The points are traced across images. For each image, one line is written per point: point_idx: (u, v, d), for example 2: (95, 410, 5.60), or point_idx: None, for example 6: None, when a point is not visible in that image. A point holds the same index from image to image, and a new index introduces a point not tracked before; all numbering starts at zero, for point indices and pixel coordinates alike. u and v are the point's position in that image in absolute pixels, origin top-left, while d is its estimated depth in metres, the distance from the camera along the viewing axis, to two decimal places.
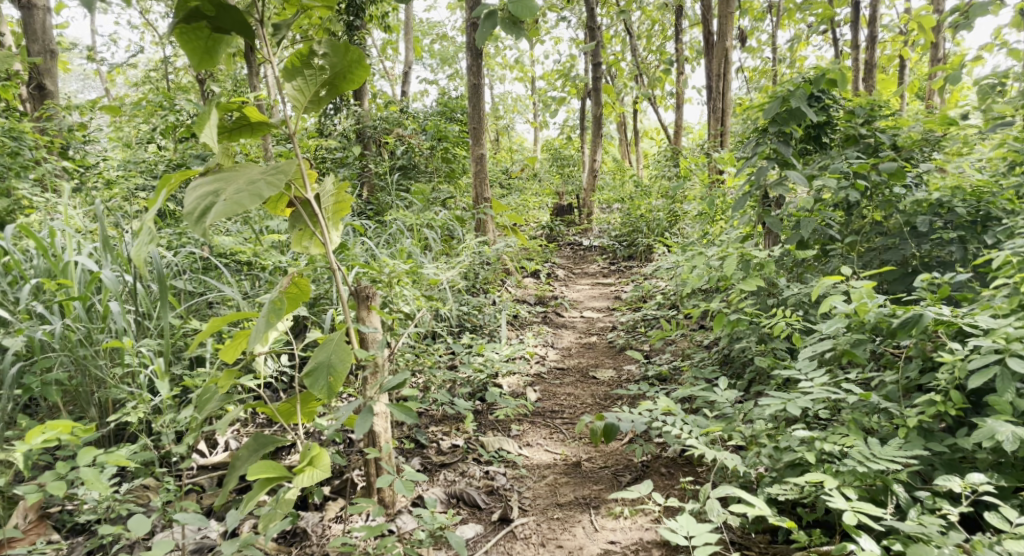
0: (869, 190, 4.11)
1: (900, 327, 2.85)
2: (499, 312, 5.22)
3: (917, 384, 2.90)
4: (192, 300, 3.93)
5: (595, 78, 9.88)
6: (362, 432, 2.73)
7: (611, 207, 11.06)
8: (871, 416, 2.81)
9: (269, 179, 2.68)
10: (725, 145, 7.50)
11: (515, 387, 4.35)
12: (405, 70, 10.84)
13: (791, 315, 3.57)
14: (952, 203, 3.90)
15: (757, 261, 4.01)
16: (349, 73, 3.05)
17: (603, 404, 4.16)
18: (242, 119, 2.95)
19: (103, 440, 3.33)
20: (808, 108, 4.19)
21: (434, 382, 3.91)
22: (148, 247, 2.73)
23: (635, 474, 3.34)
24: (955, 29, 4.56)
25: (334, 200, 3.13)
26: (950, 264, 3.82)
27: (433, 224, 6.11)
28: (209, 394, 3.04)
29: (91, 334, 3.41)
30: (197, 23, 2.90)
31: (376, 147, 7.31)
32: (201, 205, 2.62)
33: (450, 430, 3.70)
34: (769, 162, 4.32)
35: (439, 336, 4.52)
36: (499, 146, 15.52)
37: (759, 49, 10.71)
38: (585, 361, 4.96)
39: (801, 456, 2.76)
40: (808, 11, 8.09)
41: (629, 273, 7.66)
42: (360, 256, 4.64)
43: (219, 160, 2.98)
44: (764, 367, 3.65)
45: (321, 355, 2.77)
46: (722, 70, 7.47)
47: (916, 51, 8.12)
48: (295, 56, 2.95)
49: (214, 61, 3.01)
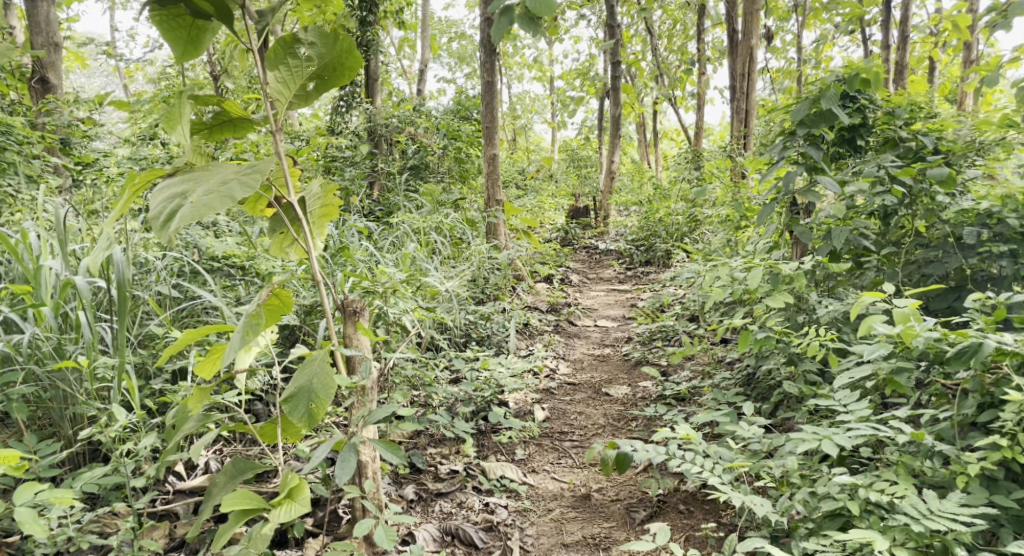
0: (908, 198, 3.79)
1: (957, 357, 2.56)
2: (508, 321, 4.92)
3: (975, 422, 2.59)
4: (178, 307, 3.65)
5: (614, 79, 9.56)
6: (347, 476, 2.45)
7: (629, 209, 10.73)
8: (923, 459, 2.50)
9: (242, 180, 2.42)
10: (748, 148, 7.20)
11: (522, 405, 4.05)
12: (421, 67, 10.58)
13: (824, 335, 3.25)
14: (1003, 213, 3.55)
15: (786, 274, 3.68)
16: (340, 65, 2.76)
17: (617, 427, 3.87)
18: (221, 114, 2.69)
19: (75, 460, 3.04)
20: (841, 109, 3.86)
21: (434, 400, 3.63)
22: (103, 252, 2.57)
23: (650, 511, 3.05)
24: (992, 27, 4.21)
25: (320, 204, 2.90)
26: (1001, 281, 3.49)
27: (442, 227, 5.81)
28: (185, 413, 2.81)
29: (62, 346, 3.12)
30: (174, 8, 2.63)
31: (387, 146, 7.03)
32: (167, 209, 2.37)
33: (449, 454, 3.41)
34: (798, 167, 3.99)
35: (442, 348, 4.24)
36: (517, 147, 15.21)
37: (783, 50, 10.37)
38: (598, 376, 4.65)
39: (843, 505, 2.47)
40: (834, 11, 7.77)
41: (646, 280, 7.33)
42: (361, 261, 4.36)
43: (193, 157, 2.72)
44: (793, 392, 3.34)
45: (301, 379, 2.51)
46: (746, 69, 7.18)
47: (948, 53, 7.78)
48: (278, 44, 2.65)
49: (199, 51, 2.75)
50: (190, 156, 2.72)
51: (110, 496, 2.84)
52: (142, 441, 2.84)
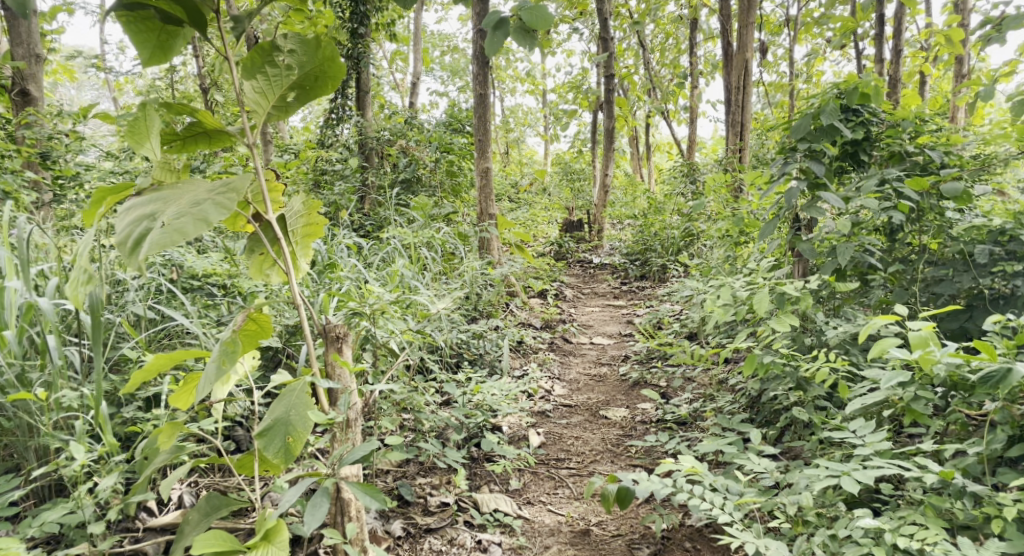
0: (915, 214, 3.65)
1: (984, 383, 2.41)
2: (501, 340, 4.74)
3: (1003, 457, 2.45)
4: (154, 328, 3.45)
5: (607, 92, 9.42)
6: (316, 524, 2.32)
7: (622, 222, 10.55)
8: (953, 501, 2.35)
9: (216, 201, 2.28)
10: (743, 161, 7.08)
11: (516, 430, 3.88)
12: (412, 80, 10.42)
13: (834, 359, 3.10)
14: (1016, 231, 3.40)
15: (792, 293, 3.52)
16: (321, 74, 2.58)
17: (615, 453, 3.70)
18: (195, 125, 2.52)
19: (40, 494, 2.83)
20: (842, 125, 3.73)
21: (424, 426, 3.45)
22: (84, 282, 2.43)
23: (654, 548, 2.89)
24: (989, 41, 4.12)
25: (303, 222, 2.74)
26: (1015, 301, 3.34)
27: (433, 242, 5.63)
28: (155, 446, 2.63)
29: (25, 374, 2.91)
30: (143, 10, 2.46)
31: (378, 159, 6.85)
32: (135, 233, 2.22)
33: (440, 485, 3.23)
34: (802, 183, 3.84)
35: (431, 370, 4.06)
36: (509, 160, 15.03)
37: (776, 63, 10.29)
38: (595, 397, 4.47)
39: (867, 551, 2.31)
40: (827, 25, 7.69)
41: (642, 295, 7.16)
42: (348, 279, 4.18)
43: (159, 174, 2.51)
44: (802, 419, 3.18)
45: (278, 410, 2.36)
46: (740, 82, 7.04)
47: (939, 67, 7.70)
48: (254, 52, 2.49)
49: (168, 56, 2.57)
50: (155, 170, 2.49)
51: (74, 536, 2.63)
52: (103, 480, 2.62)
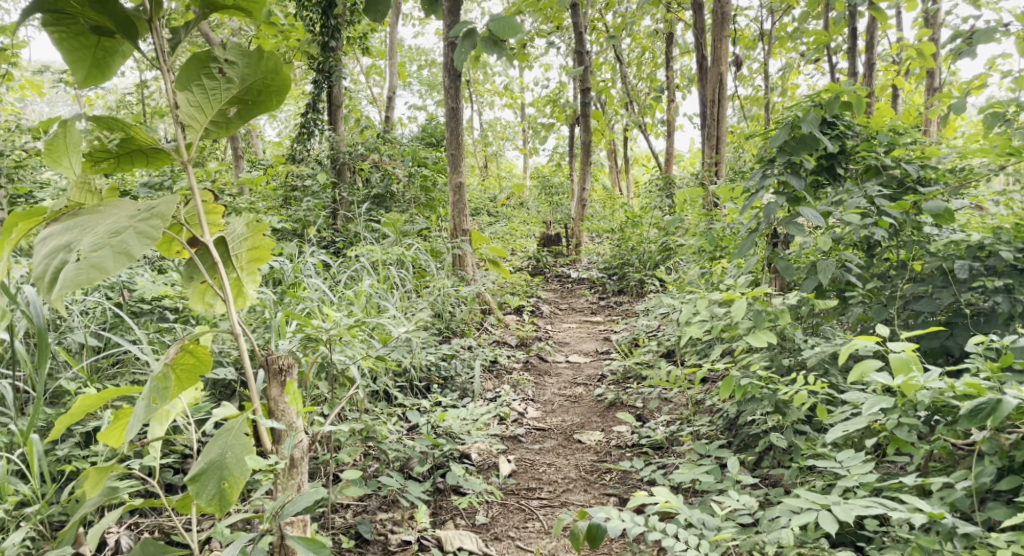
0: (894, 230, 3.53)
1: (974, 415, 2.28)
2: (473, 361, 4.56)
3: (991, 490, 2.32)
4: (98, 357, 3.24)
5: (583, 105, 9.17)
6: None
7: (601, 236, 10.42)
8: (943, 543, 2.21)
9: (137, 229, 2.10)
10: (719, 174, 6.99)
11: (485, 457, 3.70)
12: (388, 95, 10.25)
13: (814, 382, 2.95)
14: (995, 246, 3.29)
15: (771, 311, 3.37)
16: (264, 88, 2.41)
17: (589, 481, 3.53)
18: (127, 142, 2.34)
19: None
20: (821, 135, 3.59)
21: (386, 457, 3.27)
22: None
23: None
24: (962, 54, 4.04)
25: (248, 245, 2.57)
26: (995, 318, 3.22)
27: (403, 259, 5.45)
28: (83, 489, 2.42)
29: None
30: (73, 23, 2.28)
31: (348, 175, 6.67)
32: (50, 267, 2.03)
33: (402, 520, 3.05)
34: (778, 197, 3.70)
35: (397, 394, 3.87)
36: (488, 173, 14.89)
37: (751, 77, 10.25)
38: (570, 420, 4.31)
39: None
40: (801, 39, 7.61)
41: (620, 311, 7.01)
42: (310, 300, 3.98)
43: (76, 195, 2.32)
44: (782, 446, 3.03)
45: (212, 452, 2.18)
46: (715, 94, 6.94)
47: (912, 80, 7.68)
48: (189, 62, 2.30)
49: (106, 75, 2.40)
50: (73, 193, 2.32)
51: None
52: (14, 534, 2.44)
